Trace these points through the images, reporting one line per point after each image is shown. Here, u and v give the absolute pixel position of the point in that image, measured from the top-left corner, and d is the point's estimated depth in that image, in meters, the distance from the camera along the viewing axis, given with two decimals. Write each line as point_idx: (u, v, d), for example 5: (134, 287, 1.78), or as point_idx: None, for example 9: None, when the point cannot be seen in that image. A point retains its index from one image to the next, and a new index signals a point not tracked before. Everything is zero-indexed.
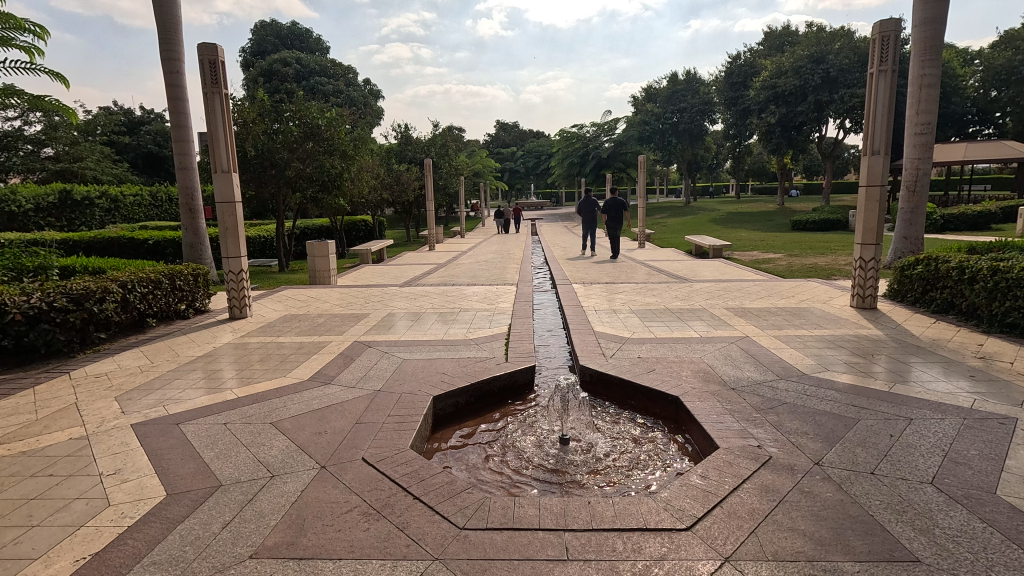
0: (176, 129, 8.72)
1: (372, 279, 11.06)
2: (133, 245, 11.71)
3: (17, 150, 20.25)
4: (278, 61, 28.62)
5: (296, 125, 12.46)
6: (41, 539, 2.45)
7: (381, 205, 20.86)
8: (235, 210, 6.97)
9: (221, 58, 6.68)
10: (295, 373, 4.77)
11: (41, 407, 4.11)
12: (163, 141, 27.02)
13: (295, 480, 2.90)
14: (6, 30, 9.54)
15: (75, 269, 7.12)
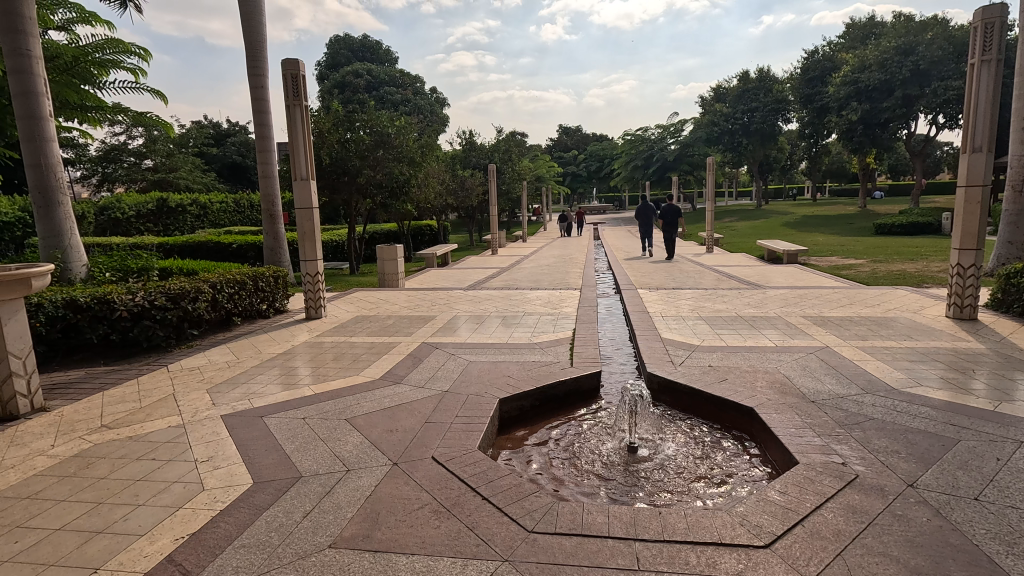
0: (260, 140, 9.31)
1: (438, 282, 11.32)
2: (219, 248, 12.61)
3: (122, 162, 22.45)
4: (350, 73, 30.00)
5: (367, 133, 12.95)
6: (145, 518, 2.67)
7: (446, 210, 21.35)
8: (313, 215, 7.31)
9: (302, 72, 7.06)
10: (368, 372, 4.96)
11: (144, 396, 4.49)
12: (245, 151, 28.88)
13: (369, 475, 3.01)
14: (115, 53, 10.57)
15: (172, 270, 7.75)
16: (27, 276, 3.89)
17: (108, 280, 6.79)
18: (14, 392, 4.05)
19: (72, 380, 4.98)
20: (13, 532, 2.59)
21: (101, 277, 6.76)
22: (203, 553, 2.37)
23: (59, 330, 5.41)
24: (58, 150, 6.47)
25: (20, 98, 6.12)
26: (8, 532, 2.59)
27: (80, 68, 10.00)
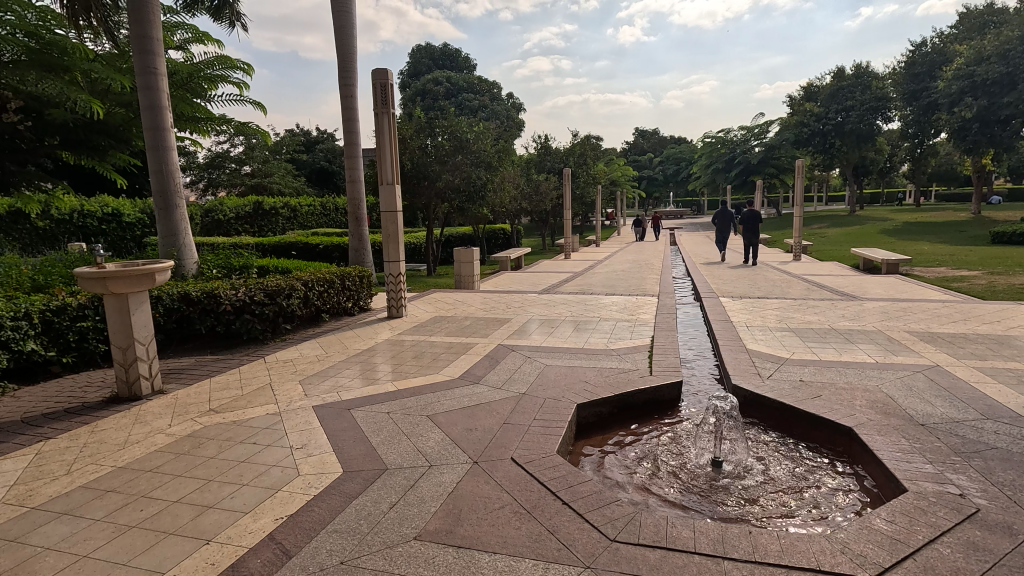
0: (349, 147, 9.80)
1: (512, 286, 11.44)
2: (308, 249, 13.43)
3: (224, 168, 24.44)
4: (430, 81, 31.05)
5: (447, 139, 13.31)
6: (249, 497, 2.88)
7: (521, 214, 21.53)
8: (397, 218, 7.59)
9: (390, 80, 7.37)
10: (446, 371, 5.10)
11: (245, 385, 4.86)
12: (332, 157, 30.57)
13: (450, 472, 3.09)
14: (223, 69, 11.54)
15: (269, 269, 8.33)
16: (151, 271, 4.32)
17: (215, 276, 7.41)
18: (138, 375, 4.51)
19: (184, 367, 5.47)
20: (139, 501, 2.88)
21: (209, 273, 7.38)
22: (300, 534, 2.53)
23: (173, 321, 5.96)
24: (177, 158, 7.13)
25: (149, 111, 6.83)
26: (134, 501, 2.88)
27: (193, 83, 11.01)
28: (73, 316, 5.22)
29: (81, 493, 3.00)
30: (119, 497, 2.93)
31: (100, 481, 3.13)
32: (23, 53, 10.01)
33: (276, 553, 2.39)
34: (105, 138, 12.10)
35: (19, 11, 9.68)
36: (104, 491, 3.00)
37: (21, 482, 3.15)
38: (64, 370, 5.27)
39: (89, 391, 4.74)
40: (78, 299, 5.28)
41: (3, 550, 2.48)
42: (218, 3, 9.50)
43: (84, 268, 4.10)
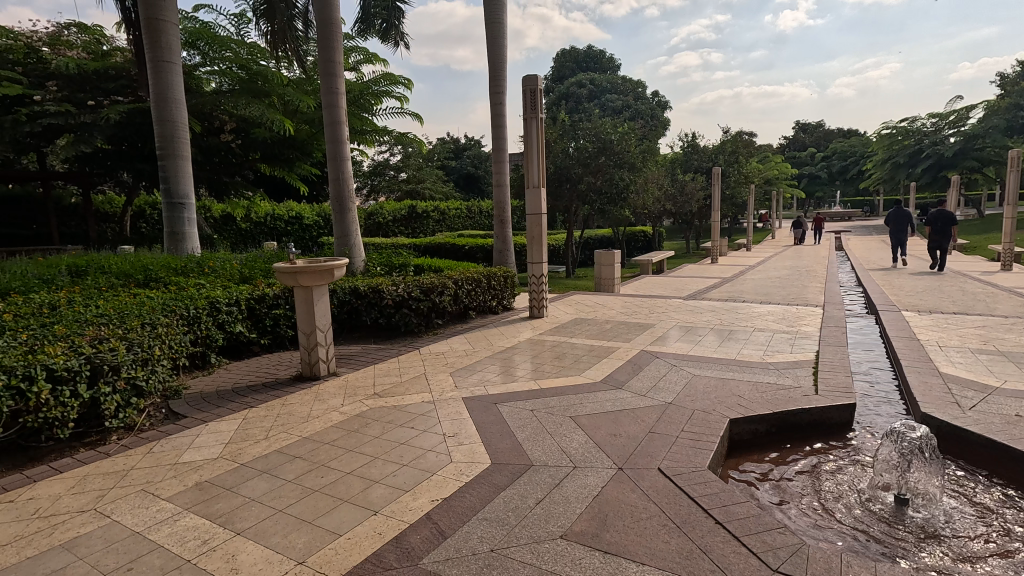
0: (496, 153, 10.19)
1: (654, 290, 11.05)
2: (455, 249, 14.28)
3: (384, 176, 26.93)
4: (574, 84, 31.29)
5: (590, 141, 13.28)
6: (408, 477, 3.14)
7: (663, 216, 20.75)
8: (541, 220, 7.74)
9: (539, 87, 7.54)
10: (589, 373, 5.09)
11: (403, 373, 5.30)
12: (479, 163, 32.16)
13: (595, 475, 3.07)
14: (387, 86, 12.74)
15: (423, 267, 9.00)
16: (330, 267, 4.86)
17: (378, 273, 8.19)
18: (318, 358, 5.15)
19: (353, 353, 6.13)
20: (320, 468, 3.29)
21: (373, 271, 8.19)
22: (455, 518, 2.69)
23: (345, 312, 6.71)
24: (350, 167, 8.02)
25: (330, 126, 7.77)
26: (316, 468, 3.30)
27: (362, 99, 12.51)
28: (270, 304, 6.13)
29: (275, 456, 3.50)
30: (304, 463, 3.37)
31: (289, 447, 3.62)
32: (236, 81, 12.36)
33: (433, 532, 2.57)
34: (294, 151, 14.04)
35: (235, 49, 12.21)
36: (293, 457, 3.47)
37: (233, 441, 3.77)
38: (262, 349, 6.20)
39: (280, 369, 5.53)
40: (274, 290, 6.17)
41: (222, 496, 2.99)
42: (386, 26, 10.48)
43: (281, 263, 4.78)
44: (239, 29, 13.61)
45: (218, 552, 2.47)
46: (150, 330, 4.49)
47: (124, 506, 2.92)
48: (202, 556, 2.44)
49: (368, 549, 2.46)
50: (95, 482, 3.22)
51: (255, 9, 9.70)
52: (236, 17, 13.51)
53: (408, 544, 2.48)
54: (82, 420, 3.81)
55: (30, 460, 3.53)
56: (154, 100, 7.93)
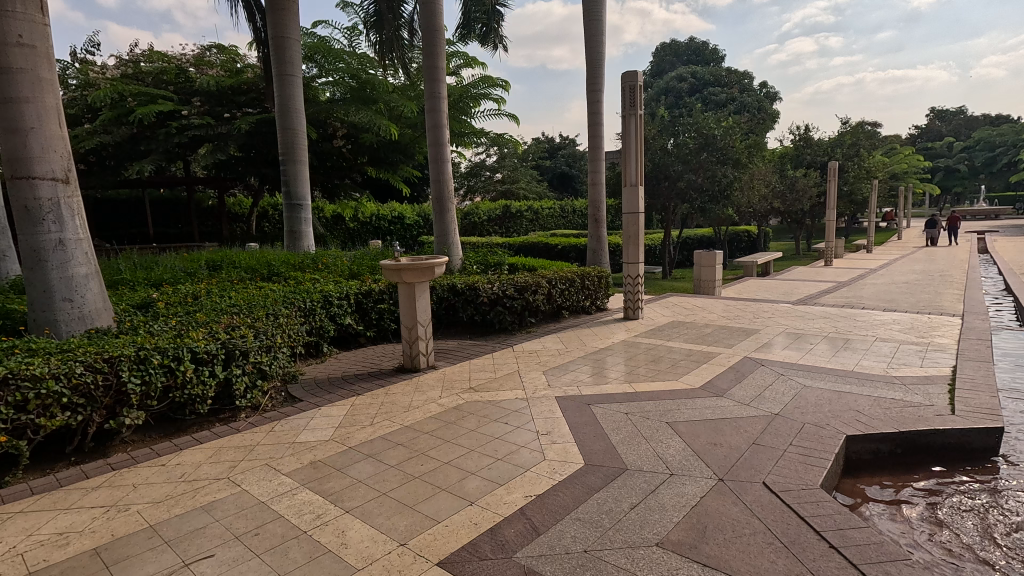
0: (592, 151, 10.07)
1: (759, 294, 10.39)
2: (548, 248, 14.33)
3: (481, 176, 27.60)
4: (674, 79, 30.20)
5: (692, 137, 12.75)
6: (503, 471, 3.21)
7: (770, 215, 19.43)
8: (638, 219, 7.56)
9: (639, 82, 7.35)
10: (687, 379, 4.90)
11: (497, 369, 5.42)
12: (573, 162, 31.99)
13: (694, 484, 2.95)
14: (485, 88, 13.04)
15: (518, 266, 9.12)
16: (431, 265, 5.08)
17: (475, 271, 8.42)
18: (418, 351, 5.39)
19: (450, 348, 6.36)
20: (420, 457, 3.45)
21: (470, 269, 8.43)
22: (548, 516, 2.71)
23: (443, 308, 7.00)
24: (450, 169, 8.32)
25: (432, 130, 8.10)
26: (416, 456, 3.46)
27: (462, 102, 12.92)
28: (376, 299, 6.52)
29: (380, 442, 3.72)
30: (405, 450, 3.55)
31: (392, 434, 3.83)
32: (348, 90, 13.26)
33: (526, 527, 2.61)
34: (397, 155, 14.79)
35: (347, 60, 12.97)
36: (395, 444, 3.67)
37: (343, 425, 4.06)
38: (368, 341, 6.61)
39: (383, 360, 5.86)
40: (379, 286, 6.56)
41: (332, 475, 3.23)
42: (486, 30, 10.74)
43: (387, 260, 5.07)
44: (351, 41, 14.58)
45: (330, 527, 2.68)
46: (274, 320, 4.95)
47: (252, 477, 3.25)
48: (316, 529, 2.66)
49: (465, 538, 2.55)
50: (228, 454, 3.61)
51: (365, 21, 10.28)
52: (349, 30, 14.46)
53: (502, 537, 2.54)
54: (218, 398, 4.28)
55: (178, 430, 4.02)
56: (279, 111, 8.72)
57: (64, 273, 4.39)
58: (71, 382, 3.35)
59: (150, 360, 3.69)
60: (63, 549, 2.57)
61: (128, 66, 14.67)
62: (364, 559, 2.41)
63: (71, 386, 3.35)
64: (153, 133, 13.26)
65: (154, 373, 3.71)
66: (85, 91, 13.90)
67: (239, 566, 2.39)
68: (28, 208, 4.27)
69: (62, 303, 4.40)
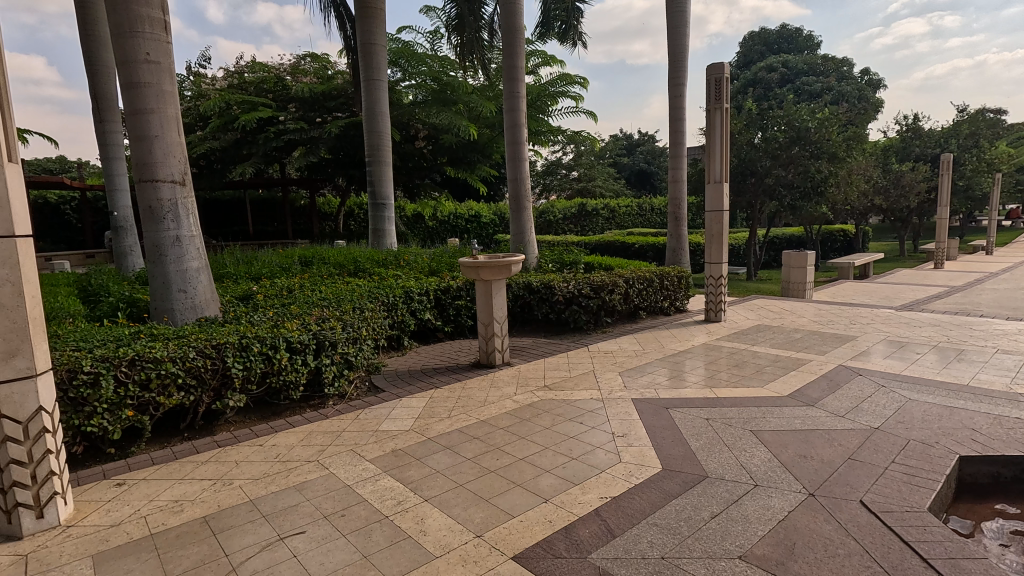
0: (673, 147, 9.76)
1: (857, 298, 9.64)
2: (624, 247, 14.06)
3: (557, 174, 27.55)
4: (763, 69, 28.60)
5: (782, 130, 12.04)
6: (578, 471, 3.19)
7: (870, 212, 17.95)
8: (722, 218, 7.24)
9: (725, 74, 7.03)
10: (774, 386, 4.64)
11: (572, 368, 5.40)
12: (652, 159, 31.14)
13: (781, 497, 2.80)
14: (563, 85, 13.00)
15: (594, 265, 9.02)
16: (508, 262, 5.13)
17: (550, 270, 8.42)
18: (494, 347, 5.48)
19: (525, 346, 6.41)
20: (495, 451, 3.51)
21: (545, 267, 8.44)
22: (624, 519, 2.66)
23: (518, 306, 7.07)
24: (528, 167, 8.37)
25: (510, 129, 8.17)
26: (491, 451, 3.52)
27: (540, 101, 12.97)
28: (454, 295, 6.69)
29: (457, 434, 3.82)
30: (480, 444, 3.62)
31: (468, 428, 3.92)
32: (429, 92, 13.69)
33: (601, 529, 2.59)
34: (476, 154, 15.07)
35: (430, 64, 13.52)
36: (471, 437, 3.75)
37: (422, 416, 4.20)
38: (446, 336, 6.79)
39: (460, 355, 6.01)
40: (457, 282, 6.72)
41: (412, 464, 3.36)
42: (565, 28, 10.67)
43: (466, 258, 5.19)
44: (433, 45, 15.04)
45: (410, 513, 2.79)
46: (360, 314, 5.21)
47: (339, 461, 3.45)
48: (397, 515, 2.78)
49: (540, 534, 2.56)
50: (317, 438, 3.85)
51: (447, 24, 10.53)
52: (431, 34, 14.96)
53: (577, 537, 2.53)
54: (310, 385, 4.57)
55: (274, 414, 4.34)
56: (366, 115, 9.16)
57: (180, 267, 4.86)
58: (185, 365, 3.70)
59: (251, 347, 4.01)
60: (177, 515, 2.85)
61: (234, 77, 15.96)
62: (442, 547, 2.48)
63: (185, 368, 3.71)
64: (254, 138, 14.34)
65: (254, 360, 4.02)
66: (197, 101, 15.28)
67: (327, 543, 2.55)
68: (152, 208, 4.76)
69: (177, 294, 4.87)
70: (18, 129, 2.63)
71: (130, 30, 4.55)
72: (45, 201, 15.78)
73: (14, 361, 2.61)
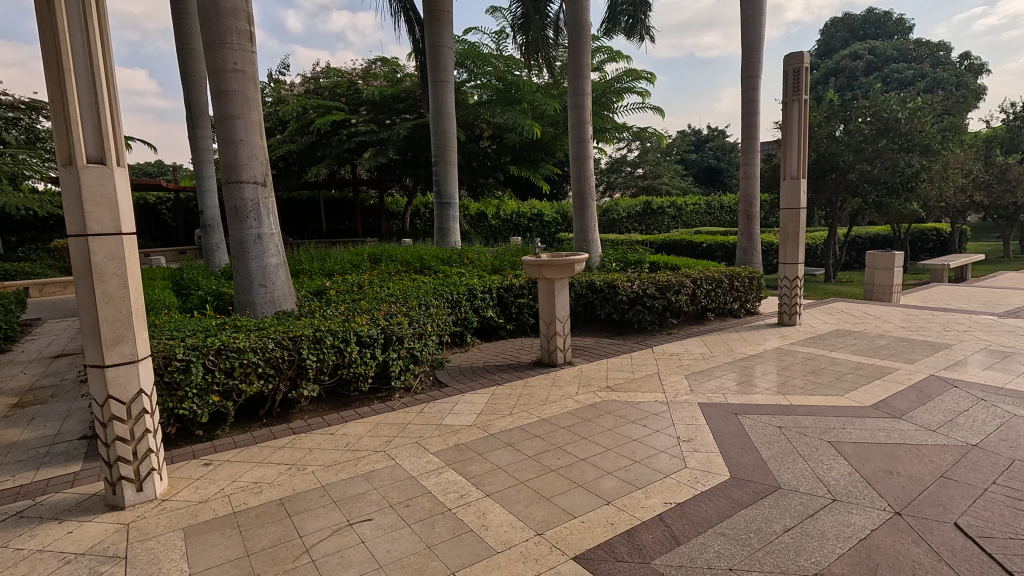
0: (745, 142, 9.35)
1: (952, 303, 8.86)
2: (691, 247, 13.63)
3: (621, 172, 27.10)
4: (847, 57, 26.82)
5: (867, 122, 11.26)
6: (641, 474, 3.13)
7: (969, 210, 16.45)
8: (798, 216, 6.85)
9: (805, 64, 6.64)
10: (855, 396, 4.35)
11: (636, 370, 5.29)
12: (721, 155, 29.96)
13: (862, 514, 2.62)
14: (629, 81, 12.76)
15: (659, 265, 8.80)
16: (571, 261, 5.10)
17: (614, 269, 8.29)
18: (556, 346, 5.47)
19: (587, 345, 6.35)
20: (556, 450, 3.50)
21: (609, 266, 8.32)
22: (689, 526, 2.59)
23: (581, 305, 7.02)
24: (592, 166, 8.28)
25: (574, 126, 8.12)
26: (552, 449, 3.52)
27: (605, 98, 12.80)
28: (516, 293, 6.73)
29: (518, 432, 3.85)
30: (541, 442, 3.62)
31: (530, 426, 3.93)
32: (494, 92, 13.83)
33: (665, 535, 2.53)
34: (540, 153, 15.08)
35: (495, 64, 13.69)
36: (532, 435, 3.76)
37: (484, 412, 4.25)
38: (508, 334, 6.84)
39: (522, 353, 6.04)
40: (520, 281, 6.76)
41: (474, 459, 3.41)
42: (632, 22, 10.46)
43: (529, 257, 5.20)
44: (499, 45, 15.17)
45: (472, 507, 2.83)
46: (425, 310, 5.34)
47: (404, 452, 3.55)
48: (460, 508, 2.83)
49: (602, 536, 2.53)
50: (384, 429, 3.98)
51: (513, 24, 10.59)
52: (496, 34, 15.10)
53: (640, 542, 2.48)
54: (377, 378, 4.74)
55: (344, 404, 4.53)
56: (433, 116, 9.37)
57: (261, 263, 5.17)
58: (265, 355, 3.94)
59: (325, 340, 4.21)
60: (257, 495, 3.04)
61: (311, 83, 16.80)
62: (503, 543, 2.51)
63: (265, 358, 3.94)
64: (328, 140, 15.04)
65: (327, 352, 4.22)
66: (278, 107, 16.20)
67: (393, 532, 2.63)
68: (237, 208, 5.10)
69: (258, 288, 5.18)
70: (126, 136, 2.89)
71: (220, 42, 4.89)
72: (145, 202, 17.27)
73: (119, 348, 2.88)
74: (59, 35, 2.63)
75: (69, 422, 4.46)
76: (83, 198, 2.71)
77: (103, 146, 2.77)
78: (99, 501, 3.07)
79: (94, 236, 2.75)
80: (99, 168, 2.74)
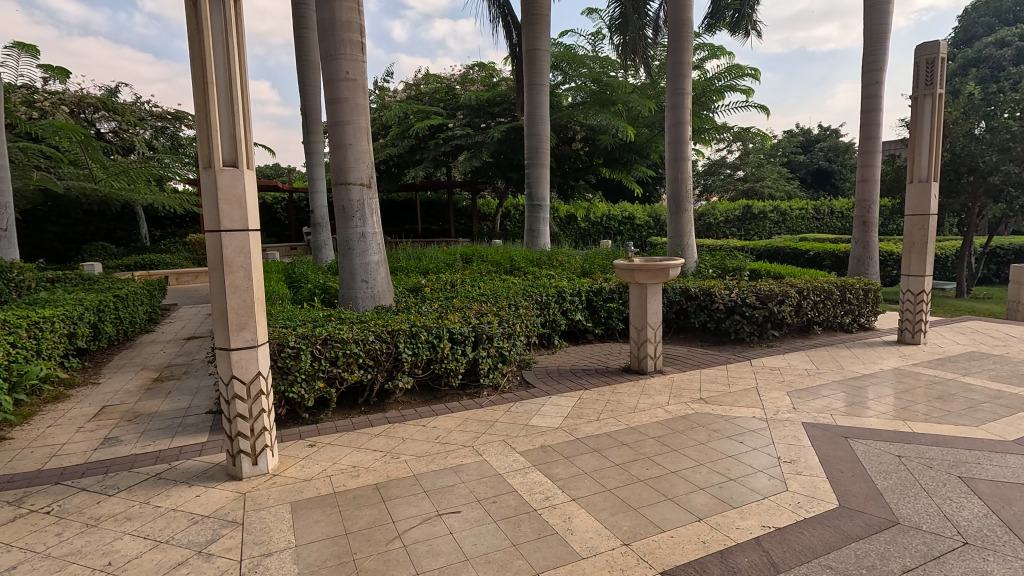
0: (864, 142, 8.58)
1: None
2: (796, 254, 12.71)
3: (720, 174, 25.81)
4: (992, 44, 23.68)
5: (1018, 117, 9.91)
6: (738, 493, 2.95)
7: None
8: (927, 223, 6.15)
9: (941, 54, 5.95)
10: (993, 428, 3.84)
11: (732, 383, 5.02)
12: (834, 156, 27.56)
13: (1002, 563, 2.31)
14: (732, 78, 12.14)
15: (760, 273, 8.27)
16: (666, 266, 4.92)
17: (710, 276, 7.92)
18: (646, 353, 5.32)
19: (679, 354, 6.11)
20: (645, 460, 3.40)
21: (705, 273, 7.96)
22: (791, 554, 2.41)
23: (674, 312, 6.79)
24: (689, 167, 7.95)
25: (672, 127, 7.86)
26: (641, 459, 3.43)
27: (705, 97, 12.28)
28: (606, 298, 6.62)
29: (605, 438, 3.78)
30: (630, 451, 3.54)
31: (618, 433, 3.86)
32: (589, 94, 13.72)
33: (763, 560, 2.37)
34: (633, 154, 14.74)
35: (591, 65, 13.46)
36: (620, 443, 3.69)
37: (571, 416, 4.23)
38: (596, 338, 6.75)
39: (609, 358, 5.94)
40: (610, 285, 6.65)
41: (560, 462, 3.40)
42: (738, 17, 9.93)
43: (621, 260, 5.10)
44: (595, 46, 15.03)
45: (558, 510, 2.83)
46: (514, 309, 5.42)
47: (491, 450, 3.62)
48: (545, 509, 2.84)
49: (692, 554, 2.43)
50: (472, 425, 4.07)
51: (610, 25, 10.44)
52: (593, 36, 14.96)
53: (734, 564, 2.35)
54: (467, 374, 4.87)
55: (435, 397, 4.70)
56: (527, 117, 9.45)
57: (364, 260, 5.50)
58: (365, 347, 4.18)
59: (420, 335, 4.39)
60: (355, 479, 3.23)
61: (412, 89, 17.63)
62: (589, 549, 2.48)
63: (365, 350, 4.19)
64: (426, 144, 15.69)
65: (420, 347, 4.40)
66: (382, 113, 17.16)
67: (480, 526, 2.69)
68: (345, 207, 5.45)
69: (360, 283, 5.51)
70: (255, 143, 3.18)
71: (335, 53, 5.25)
72: (264, 202, 18.97)
73: (243, 334, 3.17)
74: (206, 53, 2.96)
75: (198, 397, 5.00)
76: (219, 197, 3.02)
77: (237, 152, 3.07)
78: (221, 470, 3.40)
79: (226, 233, 3.06)
80: (233, 170, 3.04)
